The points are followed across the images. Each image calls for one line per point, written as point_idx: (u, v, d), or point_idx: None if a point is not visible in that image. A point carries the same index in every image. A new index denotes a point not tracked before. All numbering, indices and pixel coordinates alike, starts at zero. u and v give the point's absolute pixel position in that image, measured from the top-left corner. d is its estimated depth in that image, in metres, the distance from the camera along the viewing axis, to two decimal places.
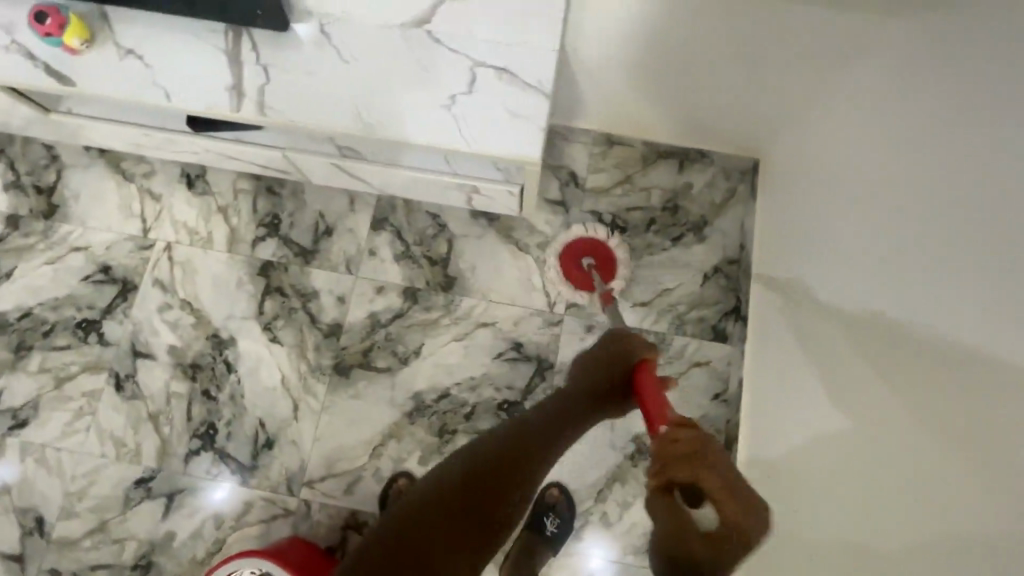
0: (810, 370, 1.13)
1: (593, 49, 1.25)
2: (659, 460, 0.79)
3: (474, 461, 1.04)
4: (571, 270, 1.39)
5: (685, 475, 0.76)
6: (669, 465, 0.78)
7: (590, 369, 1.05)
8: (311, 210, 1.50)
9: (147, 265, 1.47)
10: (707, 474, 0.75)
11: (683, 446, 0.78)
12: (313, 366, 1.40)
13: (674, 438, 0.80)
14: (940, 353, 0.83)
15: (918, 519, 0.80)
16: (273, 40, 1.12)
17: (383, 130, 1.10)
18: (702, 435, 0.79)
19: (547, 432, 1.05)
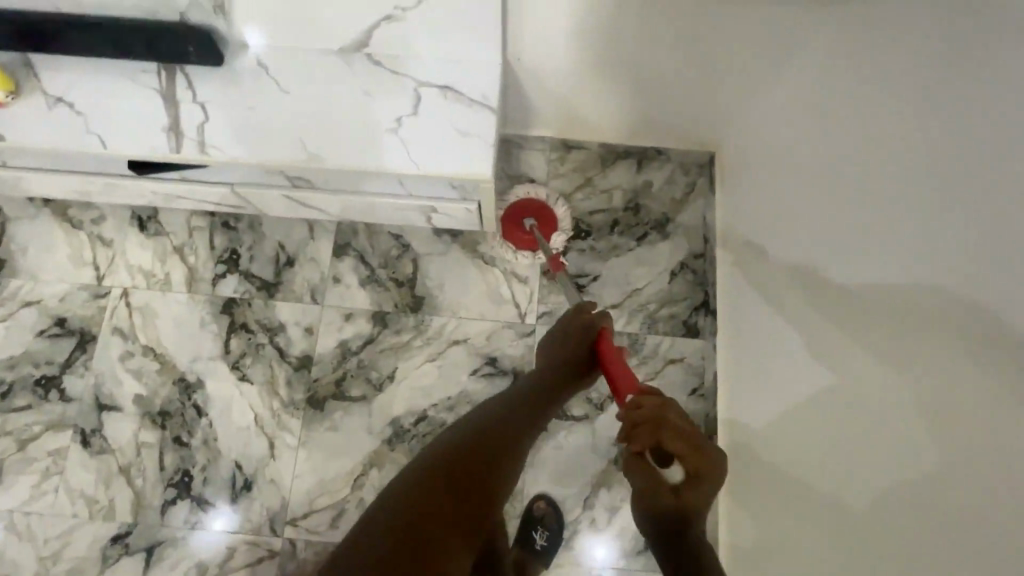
0: (791, 365, 1.13)
1: (535, 62, 1.22)
2: (627, 424, 0.91)
3: (469, 449, 1.05)
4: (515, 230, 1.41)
5: (651, 434, 0.89)
6: (635, 429, 0.90)
7: (556, 358, 1.19)
8: (270, 241, 1.47)
9: (104, 314, 1.42)
10: (669, 437, 0.88)
11: (649, 411, 0.90)
12: (286, 401, 1.38)
13: (637, 406, 0.91)
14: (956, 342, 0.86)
15: (946, 498, 0.83)
16: (209, 76, 1.10)
17: (328, 158, 1.07)
18: (663, 401, 0.90)
19: (524, 416, 1.14)
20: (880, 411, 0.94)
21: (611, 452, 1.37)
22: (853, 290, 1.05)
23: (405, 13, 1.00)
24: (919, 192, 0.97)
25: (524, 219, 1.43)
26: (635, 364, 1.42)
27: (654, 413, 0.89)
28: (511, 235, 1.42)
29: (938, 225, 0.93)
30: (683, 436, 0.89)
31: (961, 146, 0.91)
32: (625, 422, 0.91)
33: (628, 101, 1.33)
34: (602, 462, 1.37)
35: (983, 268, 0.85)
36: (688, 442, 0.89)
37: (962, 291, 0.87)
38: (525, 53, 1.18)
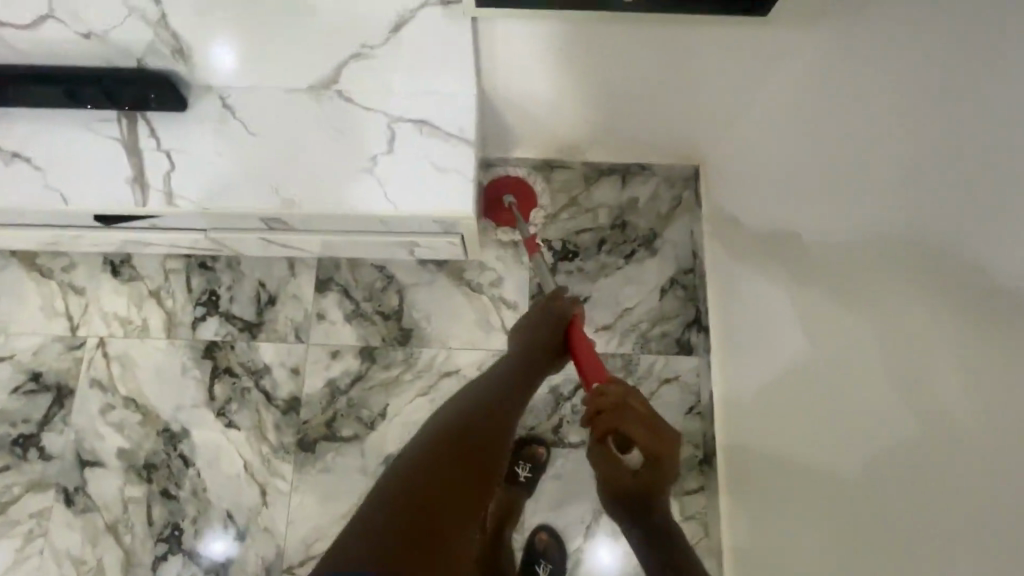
0: (786, 382, 1.12)
1: (511, 87, 1.18)
2: (589, 411, 0.88)
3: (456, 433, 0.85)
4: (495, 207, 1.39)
5: (611, 422, 0.85)
6: (596, 416, 0.87)
7: (527, 343, 1.08)
8: (250, 280, 1.42)
9: (81, 366, 1.37)
10: (629, 423, 0.84)
11: (611, 399, 0.86)
12: (275, 445, 1.34)
13: (601, 394, 0.87)
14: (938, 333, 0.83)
15: (942, 515, 0.76)
16: (172, 122, 1.05)
17: (304, 203, 1.04)
18: (624, 390, 0.87)
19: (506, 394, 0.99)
20: (879, 421, 0.88)
21: None
22: (857, 299, 1.00)
23: (372, 50, 0.97)
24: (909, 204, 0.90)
25: (503, 195, 1.39)
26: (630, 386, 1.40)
27: (615, 402, 0.86)
28: (491, 212, 1.40)
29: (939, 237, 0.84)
30: (644, 423, 0.85)
31: (943, 151, 0.82)
32: (588, 410, 0.88)
33: (610, 119, 1.30)
34: None
35: (979, 288, 0.78)
36: (650, 430, 0.84)
37: (961, 306, 0.80)
38: (500, 79, 1.15)
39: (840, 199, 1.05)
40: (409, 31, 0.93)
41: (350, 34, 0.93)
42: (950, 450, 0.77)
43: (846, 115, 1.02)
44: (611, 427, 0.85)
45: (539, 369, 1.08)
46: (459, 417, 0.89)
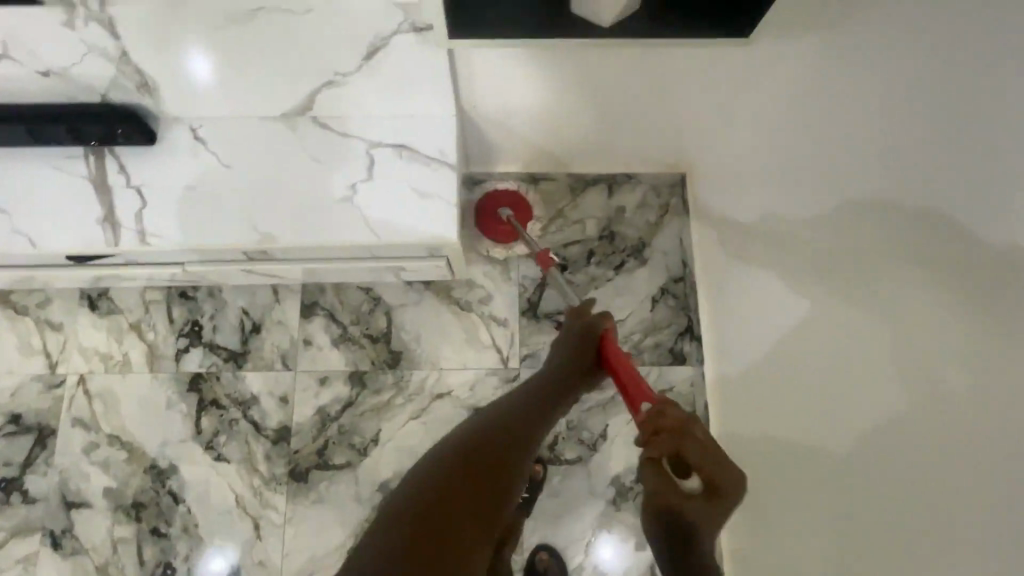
0: (788, 391, 1.11)
1: (491, 104, 1.15)
2: (646, 431, 0.78)
3: (484, 441, 0.87)
4: (491, 222, 1.34)
5: (670, 444, 0.75)
6: (654, 436, 0.77)
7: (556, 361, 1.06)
8: (233, 308, 1.39)
9: (61, 405, 1.34)
10: (687, 445, 0.75)
11: (669, 417, 0.77)
12: (267, 477, 1.31)
13: (661, 413, 0.79)
14: (935, 325, 0.82)
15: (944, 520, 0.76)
16: (141, 157, 1.02)
17: (282, 236, 1.00)
18: (688, 414, 0.78)
19: (538, 404, 0.98)
20: (882, 426, 0.87)
21: (609, 491, 1.34)
22: (856, 300, 0.97)
23: (346, 77, 0.94)
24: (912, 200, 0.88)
25: (500, 208, 1.35)
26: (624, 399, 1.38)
27: (676, 425, 0.77)
28: (488, 226, 1.36)
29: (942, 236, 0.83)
30: (708, 451, 0.74)
31: (942, 151, 0.82)
32: (645, 430, 0.79)
33: (594, 132, 1.28)
34: (600, 504, 1.34)
35: (984, 287, 0.77)
36: (714, 458, 0.73)
37: (964, 308, 0.79)
38: (479, 97, 1.12)
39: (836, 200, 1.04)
40: (383, 58, 0.91)
41: (321, 62, 0.91)
42: (952, 453, 0.77)
43: (847, 115, 0.98)
44: (669, 449, 0.75)
45: (575, 391, 1.04)
46: (490, 425, 0.91)
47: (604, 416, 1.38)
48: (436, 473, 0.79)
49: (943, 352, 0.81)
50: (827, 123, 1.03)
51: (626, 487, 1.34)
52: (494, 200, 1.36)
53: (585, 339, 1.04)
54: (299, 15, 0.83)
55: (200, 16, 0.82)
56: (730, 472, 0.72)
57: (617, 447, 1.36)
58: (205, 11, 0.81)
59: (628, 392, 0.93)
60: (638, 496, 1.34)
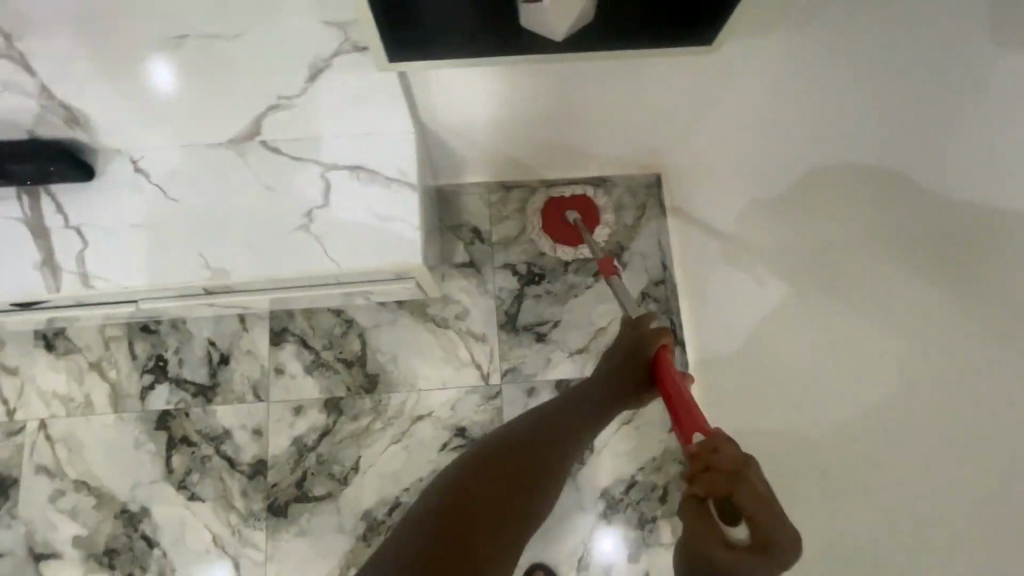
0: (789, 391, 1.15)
1: (454, 117, 1.10)
2: (694, 466, 0.65)
3: (509, 448, 0.78)
4: (557, 226, 1.36)
5: (719, 485, 0.62)
6: (702, 474, 0.63)
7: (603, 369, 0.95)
8: (198, 340, 1.33)
9: (22, 453, 1.28)
10: (738, 490, 0.60)
11: (720, 454, 0.63)
12: (245, 514, 1.27)
13: (712, 449, 0.64)
14: (952, 313, 1.02)
15: (953, 508, 0.93)
16: (80, 195, 0.96)
17: (238, 270, 0.95)
18: (747, 454, 0.62)
19: (578, 414, 0.89)
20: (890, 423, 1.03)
21: (598, 505, 1.31)
22: (857, 302, 1.14)
23: (290, 100, 0.89)
24: (918, 230, 1.11)
25: (566, 212, 1.36)
26: None
27: (730, 468, 0.62)
28: (552, 228, 1.36)
29: (970, 257, 1.01)
30: (765, 507, 0.59)
31: (941, 149, 1.03)
32: (693, 464, 0.65)
33: (565, 142, 1.24)
34: (591, 517, 1.31)
35: (986, 310, 0.97)
36: (770, 516, 0.58)
37: (956, 306, 1.02)
38: (439, 111, 1.07)
39: (826, 194, 1.21)
40: (329, 81, 0.87)
41: (261, 86, 0.86)
42: (966, 460, 0.94)
43: (847, 116, 1.07)
44: (718, 492, 0.61)
45: (618, 401, 0.93)
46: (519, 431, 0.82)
47: None
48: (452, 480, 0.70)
49: (954, 345, 1.00)
50: (827, 123, 1.10)
51: (616, 498, 1.32)
52: (558, 206, 1.37)
53: (636, 345, 0.94)
54: (229, 39, 0.78)
55: (123, 45, 0.78)
56: (784, 529, 0.58)
57: (605, 458, 1.33)
58: (127, 39, 0.77)
59: (676, 410, 0.80)
60: (628, 507, 1.31)
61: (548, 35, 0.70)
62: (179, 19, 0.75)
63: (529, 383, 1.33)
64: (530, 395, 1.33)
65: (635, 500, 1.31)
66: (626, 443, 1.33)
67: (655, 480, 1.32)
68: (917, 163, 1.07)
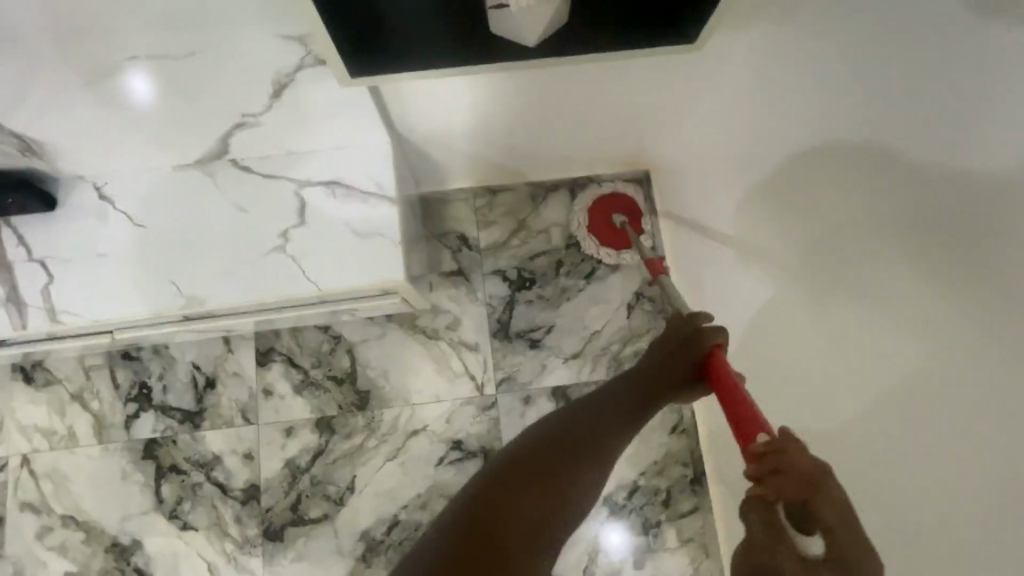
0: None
1: (436, 124, 1.06)
2: (757, 466, 0.55)
3: (519, 470, 0.65)
4: (604, 226, 1.33)
5: (792, 491, 0.52)
6: (770, 477, 0.53)
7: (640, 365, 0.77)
8: (182, 364, 1.29)
9: (6, 489, 1.24)
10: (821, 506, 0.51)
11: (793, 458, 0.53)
12: (240, 541, 1.23)
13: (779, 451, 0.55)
14: None
15: None
16: (42, 226, 0.91)
17: (211, 296, 0.91)
18: (821, 460, 0.53)
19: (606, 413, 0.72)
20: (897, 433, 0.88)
21: (601, 512, 1.29)
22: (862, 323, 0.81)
23: (256, 117, 0.86)
24: (877, 219, 0.80)
25: (613, 213, 1.32)
26: None
27: (804, 474, 0.52)
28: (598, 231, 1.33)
29: (956, 258, 0.69)
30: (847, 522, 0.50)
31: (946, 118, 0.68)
32: (756, 463, 0.55)
33: (549, 145, 1.20)
34: (594, 524, 1.28)
35: None
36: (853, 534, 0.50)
37: None
38: (419, 119, 1.03)
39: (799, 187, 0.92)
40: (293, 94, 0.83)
41: (223, 104, 0.84)
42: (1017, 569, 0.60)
43: None
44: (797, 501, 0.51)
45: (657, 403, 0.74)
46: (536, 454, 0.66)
47: None
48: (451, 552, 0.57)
49: None
50: None
51: (619, 504, 1.29)
52: (607, 205, 1.33)
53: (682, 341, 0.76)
54: (184, 56, 0.79)
55: (72, 67, 0.78)
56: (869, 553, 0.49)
57: None
58: (76, 61, 0.78)
59: (732, 409, 0.65)
60: (633, 513, 1.28)
61: (519, 40, 0.66)
62: (132, 37, 0.77)
63: (525, 391, 1.30)
64: (526, 404, 1.30)
65: (638, 505, 1.29)
66: (627, 447, 1.31)
67: (658, 483, 1.29)
68: (893, 133, 0.75)
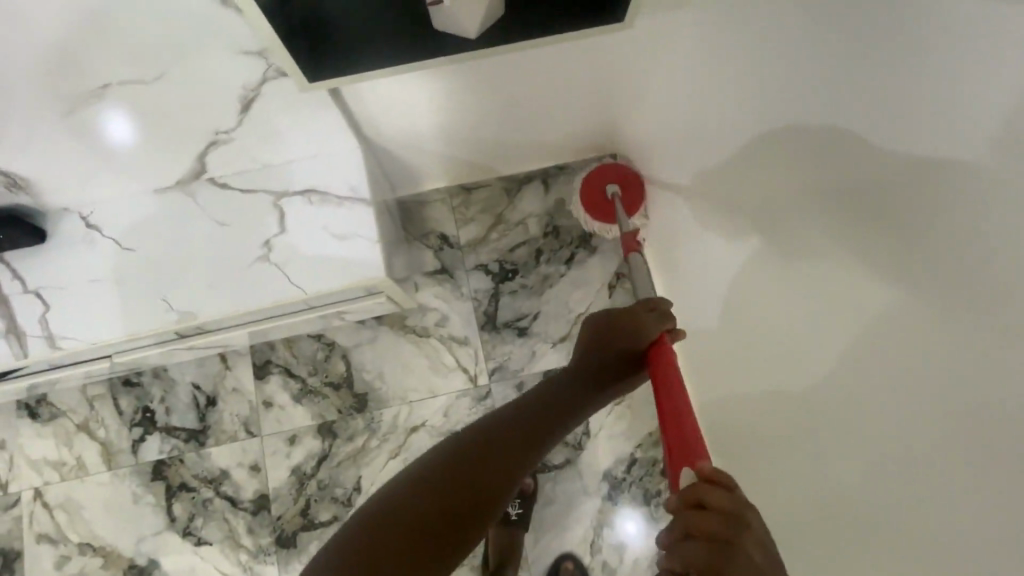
0: (770, 353, 1.08)
1: (402, 128, 1.11)
2: (673, 529, 0.52)
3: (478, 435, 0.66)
4: (593, 197, 1.30)
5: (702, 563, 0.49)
6: (682, 544, 0.50)
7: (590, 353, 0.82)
8: (182, 385, 1.33)
9: (22, 524, 1.28)
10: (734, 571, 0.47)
11: (711, 518, 0.51)
12: (253, 550, 1.27)
13: (694, 504, 0.53)
14: None
15: None
16: (35, 259, 0.96)
17: (201, 310, 0.95)
18: (738, 510, 0.51)
19: (562, 394, 0.76)
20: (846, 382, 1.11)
21: (602, 489, 1.32)
22: None
23: (228, 134, 0.90)
24: None
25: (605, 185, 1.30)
26: None
27: (719, 530, 0.50)
28: (591, 205, 1.31)
29: None
30: None
31: None
32: (672, 529, 0.53)
33: (513, 138, 1.24)
34: (597, 500, 1.32)
35: None
36: None
37: None
38: (385, 125, 1.08)
39: None
40: (262, 107, 0.87)
41: (195, 125, 0.87)
42: None
43: None
44: (704, 571, 0.48)
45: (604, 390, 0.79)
46: (493, 420, 0.69)
47: None
48: (388, 518, 0.56)
49: None
50: None
51: (619, 478, 1.32)
52: (600, 173, 1.30)
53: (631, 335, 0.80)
54: (152, 81, 0.79)
55: (43, 99, 0.78)
56: None
57: (603, 441, 1.34)
58: (46, 93, 0.77)
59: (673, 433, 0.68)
60: (633, 486, 1.32)
61: (460, 32, 0.71)
62: (99, 70, 0.76)
63: (517, 378, 1.34)
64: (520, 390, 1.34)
65: (638, 477, 1.32)
66: (623, 422, 1.34)
67: (655, 454, 1.33)
68: None
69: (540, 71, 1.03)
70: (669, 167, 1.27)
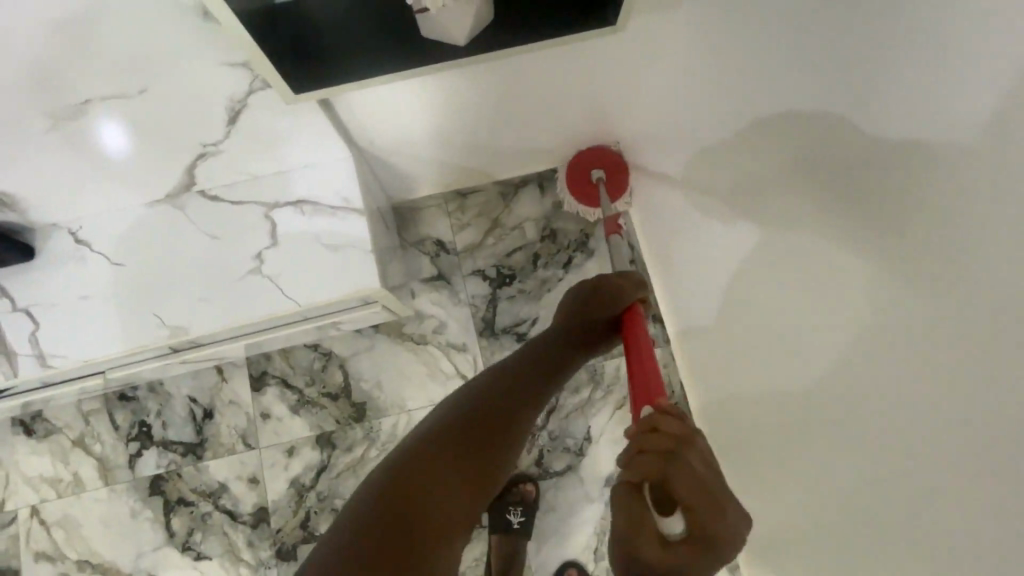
0: (768, 359, 1.06)
1: (395, 136, 1.09)
2: (630, 449, 0.63)
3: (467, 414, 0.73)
4: (579, 179, 1.27)
5: (652, 470, 0.59)
6: (636, 457, 0.61)
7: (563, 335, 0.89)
8: (179, 399, 1.32)
9: (19, 542, 1.26)
10: (679, 472, 0.57)
11: (666, 436, 0.61)
12: (254, 564, 1.25)
13: (652, 427, 0.63)
14: None
15: None
16: (23, 276, 0.95)
17: (193, 323, 0.94)
18: (689, 430, 0.61)
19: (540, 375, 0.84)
20: None
21: (604, 495, 1.30)
22: None
23: (217, 146, 0.89)
24: None
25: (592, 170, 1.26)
26: (603, 396, 1.33)
27: (671, 446, 0.60)
28: (577, 187, 1.29)
29: None
30: (700, 486, 0.56)
31: None
32: (629, 450, 0.63)
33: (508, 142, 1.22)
34: (600, 506, 1.30)
35: None
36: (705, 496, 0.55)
37: None
38: (378, 133, 1.06)
39: None
40: (250, 118, 0.86)
41: (182, 137, 0.86)
42: None
43: None
44: (652, 475, 0.58)
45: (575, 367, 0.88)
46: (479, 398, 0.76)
47: (583, 418, 1.33)
48: (396, 484, 0.61)
49: None
50: None
51: None
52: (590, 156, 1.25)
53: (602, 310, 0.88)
54: (136, 96, 0.78)
55: (23, 116, 0.77)
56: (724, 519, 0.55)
57: (605, 446, 1.32)
58: (28, 109, 0.76)
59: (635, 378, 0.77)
60: None
61: (450, 39, 0.70)
62: (79, 86, 0.75)
63: None
64: None
65: None
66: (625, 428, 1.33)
67: None
68: None
69: (533, 76, 1.02)
70: (664, 168, 1.25)
